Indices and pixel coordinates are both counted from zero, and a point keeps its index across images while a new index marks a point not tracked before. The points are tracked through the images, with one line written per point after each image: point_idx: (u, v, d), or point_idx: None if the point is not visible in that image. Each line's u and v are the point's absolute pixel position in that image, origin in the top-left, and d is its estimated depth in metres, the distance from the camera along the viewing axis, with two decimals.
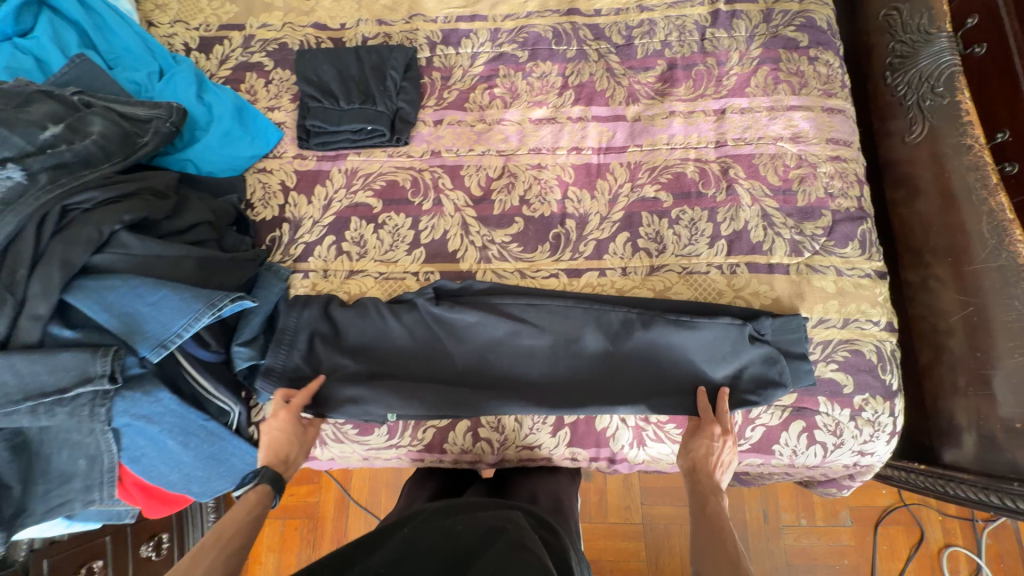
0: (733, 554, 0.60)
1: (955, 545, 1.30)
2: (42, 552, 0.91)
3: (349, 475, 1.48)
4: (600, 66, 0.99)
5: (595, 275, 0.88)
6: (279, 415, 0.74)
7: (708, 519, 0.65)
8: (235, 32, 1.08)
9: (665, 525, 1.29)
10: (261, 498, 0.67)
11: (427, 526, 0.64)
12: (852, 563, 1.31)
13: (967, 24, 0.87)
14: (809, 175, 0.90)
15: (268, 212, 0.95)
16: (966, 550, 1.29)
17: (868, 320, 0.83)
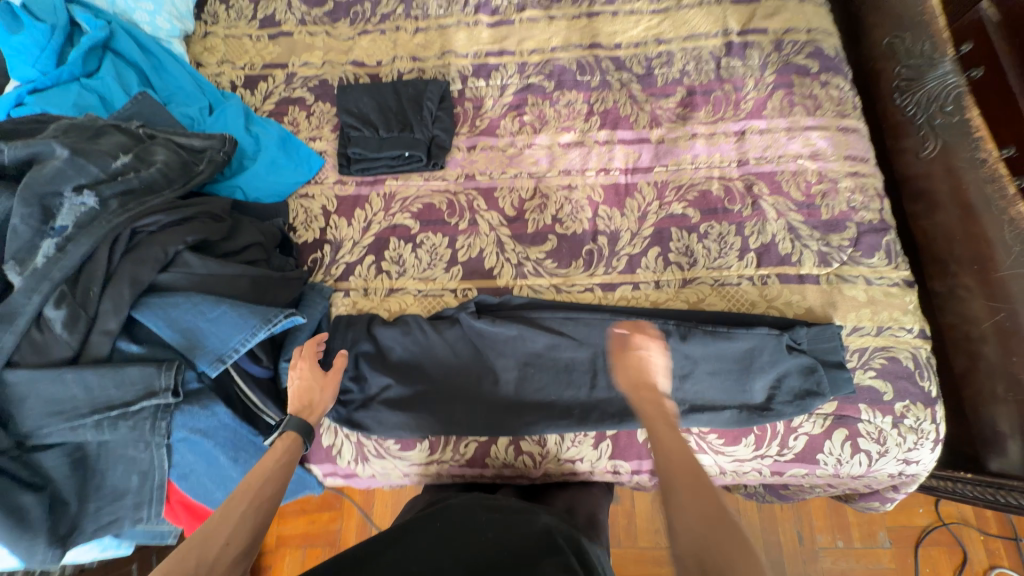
0: (697, 480, 0.57)
1: (1001, 567, 1.25)
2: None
3: (371, 501, 1.45)
4: (623, 94, 1.05)
5: (629, 289, 0.91)
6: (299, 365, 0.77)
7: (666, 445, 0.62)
8: (278, 70, 1.16)
9: None
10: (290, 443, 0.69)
11: (458, 521, 0.67)
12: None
13: (962, 50, 0.94)
14: (830, 190, 0.94)
15: (310, 234, 0.99)
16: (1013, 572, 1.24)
17: (901, 328, 0.85)
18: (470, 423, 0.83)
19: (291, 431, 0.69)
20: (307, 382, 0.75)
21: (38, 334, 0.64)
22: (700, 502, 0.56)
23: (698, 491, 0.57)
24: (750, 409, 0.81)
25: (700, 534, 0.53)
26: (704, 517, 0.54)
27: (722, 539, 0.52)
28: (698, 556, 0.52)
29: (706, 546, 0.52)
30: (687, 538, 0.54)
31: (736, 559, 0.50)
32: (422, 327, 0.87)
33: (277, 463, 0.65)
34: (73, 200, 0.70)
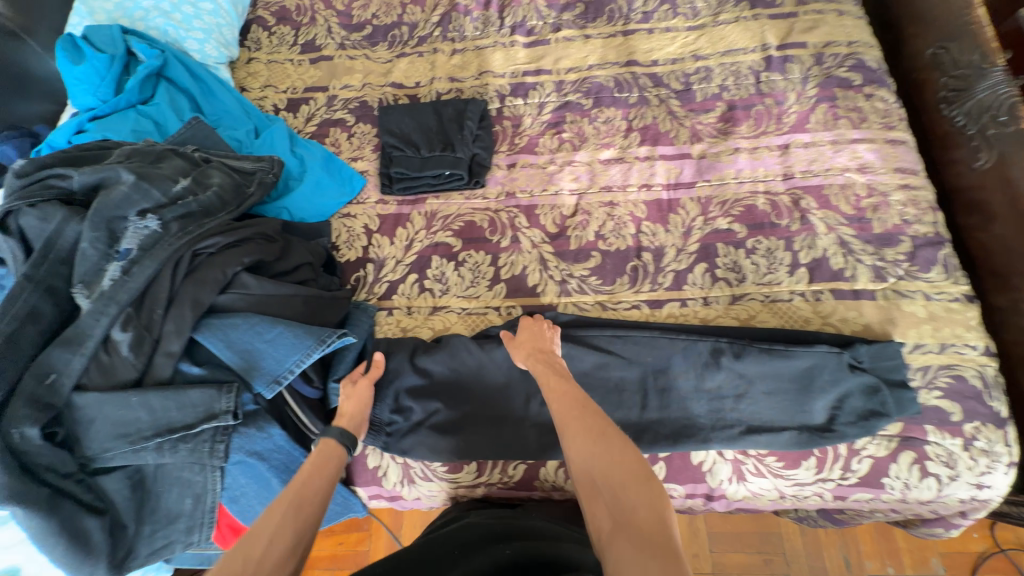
0: (581, 411, 0.65)
1: None
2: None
3: (400, 521, 1.42)
4: (662, 110, 1.06)
5: (677, 306, 0.90)
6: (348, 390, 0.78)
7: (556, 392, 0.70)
8: (319, 93, 1.19)
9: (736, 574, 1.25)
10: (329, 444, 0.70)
11: (468, 542, 0.68)
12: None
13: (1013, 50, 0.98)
14: (881, 204, 0.92)
15: (353, 253, 1.00)
16: None
17: (966, 345, 0.82)
18: (519, 447, 0.82)
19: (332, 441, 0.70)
20: (356, 402, 0.76)
21: (105, 356, 0.65)
22: (585, 428, 0.62)
23: (580, 419, 0.63)
24: (811, 430, 0.78)
25: (589, 453, 0.59)
26: (592, 437, 0.60)
27: (609, 451, 0.58)
28: (593, 472, 0.57)
29: (596, 461, 0.58)
30: (579, 459, 0.59)
31: (623, 465, 0.57)
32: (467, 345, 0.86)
33: (312, 469, 0.65)
34: (137, 224, 0.72)
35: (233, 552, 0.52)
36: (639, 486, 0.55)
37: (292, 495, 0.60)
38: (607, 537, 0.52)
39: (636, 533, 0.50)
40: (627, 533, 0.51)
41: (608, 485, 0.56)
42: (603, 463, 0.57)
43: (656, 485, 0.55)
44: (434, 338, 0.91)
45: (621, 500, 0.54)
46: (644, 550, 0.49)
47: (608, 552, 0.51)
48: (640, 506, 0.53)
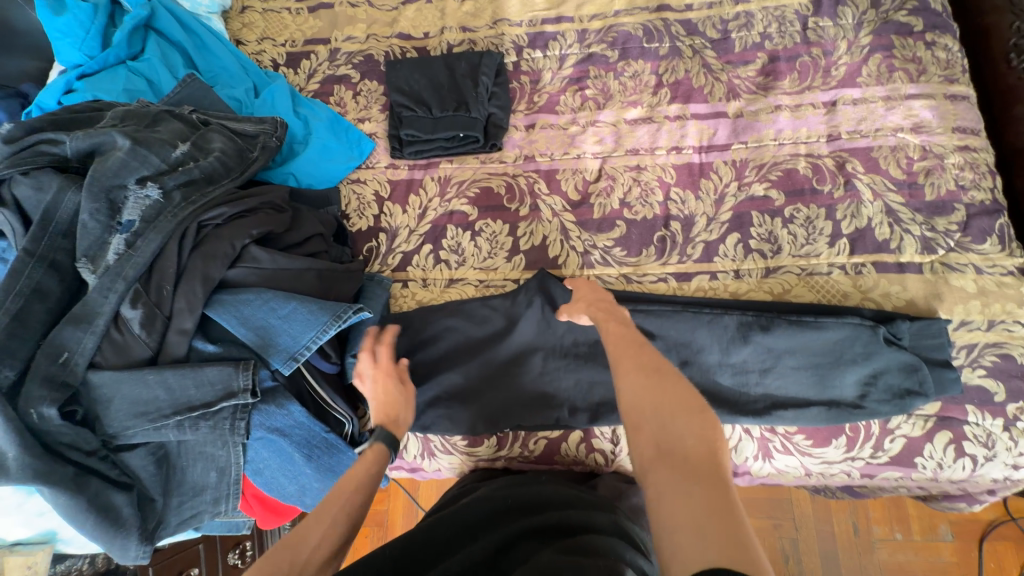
0: (637, 348, 0.61)
1: None
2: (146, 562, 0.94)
3: (416, 483, 1.47)
4: (696, 63, 0.96)
5: (706, 279, 0.85)
6: (377, 373, 0.74)
7: (612, 330, 0.66)
8: (321, 46, 1.10)
9: None
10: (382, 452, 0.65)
11: (478, 516, 0.66)
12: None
13: None
14: (935, 168, 0.84)
15: (364, 222, 0.96)
16: None
17: (1016, 322, 0.77)
18: (542, 418, 0.81)
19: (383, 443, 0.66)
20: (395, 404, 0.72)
21: (118, 334, 0.63)
22: (640, 362, 0.58)
23: (634, 354, 0.59)
24: (840, 406, 0.75)
25: (640, 383, 0.55)
26: (645, 370, 0.56)
27: (662, 384, 0.54)
28: (640, 401, 0.54)
29: (647, 392, 0.54)
30: (628, 388, 0.56)
31: (675, 396, 0.53)
32: (488, 317, 0.85)
33: (368, 475, 0.61)
34: (138, 193, 0.68)
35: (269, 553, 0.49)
36: (690, 417, 0.51)
37: (343, 501, 0.56)
38: (649, 464, 0.49)
39: (682, 462, 0.47)
40: (671, 461, 0.47)
41: (655, 413, 0.52)
42: (654, 392, 0.53)
43: (710, 420, 0.51)
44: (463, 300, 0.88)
45: (670, 428, 0.50)
46: (690, 481, 0.45)
47: (648, 477, 0.48)
48: (689, 437, 0.49)
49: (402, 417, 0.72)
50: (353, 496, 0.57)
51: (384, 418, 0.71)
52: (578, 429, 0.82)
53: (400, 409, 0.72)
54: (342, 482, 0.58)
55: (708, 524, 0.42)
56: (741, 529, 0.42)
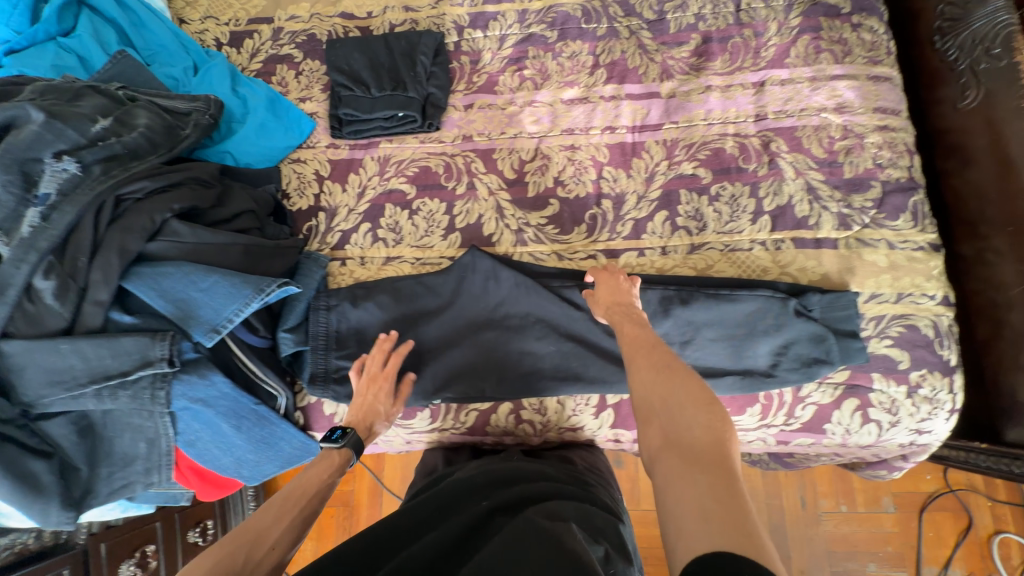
0: (650, 345, 0.61)
1: (1006, 532, 1.25)
2: (100, 536, 0.93)
3: (381, 463, 1.49)
4: (632, 43, 0.97)
5: (634, 256, 0.87)
6: (376, 378, 0.79)
7: (624, 329, 0.67)
8: (264, 25, 1.09)
9: None
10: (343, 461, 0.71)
11: (453, 494, 0.66)
12: (896, 550, 1.27)
13: None
14: (855, 146, 0.86)
15: (304, 201, 0.97)
16: (1018, 537, 1.25)
17: (923, 294, 0.80)
18: (470, 389, 0.83)
19: (347, 450, 0.72)
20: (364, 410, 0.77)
21: (30, 304, 0.64)
22: (651, 360, 0.59)
23: (645, 352, 0.60)
24: (753, 375, 0.78)
25: (650, 380, 0.56)
26: (656, 367, 0.57)
27: (672, 380, 0.55)
28: (650, 397, 0.54)
29: (656, 388, 0.55)
30: (637, 386, 0.56)
31: (682, 391, 0.53)
32: (422, 294, 0.87)
33: (320, 482, 0.67)
34: (54, 166, 0.68)
35: (226, 542, 0.54)
36: (698, 410, 0.50)
37: (299, 503, 0.63)
38: (658, 456, 0.49)
39: (689, 453, 0.48)
40: (678, 453, 0.48)
41: (665, 407, 0.52)
42: (663, 388, 0.54)
43: (720, 412, 0.50)
44: (399, 278, 0.89)
45: (678, 421, 0.51)
46: (697, 472, 0.46)
47: (658, 470, 0.49)
48: (696, 429, 0.49)
49: (376, 424, 0.77)
50: (306, 500, 0.64)
51: (357, 419, 0.76)
52: (506, 401, 0.84)
53: (378, 417, 0.78)
54: (297, 486, 0.65)
55: (713, 512, 0.42)
56: (747, 517, 0.42)
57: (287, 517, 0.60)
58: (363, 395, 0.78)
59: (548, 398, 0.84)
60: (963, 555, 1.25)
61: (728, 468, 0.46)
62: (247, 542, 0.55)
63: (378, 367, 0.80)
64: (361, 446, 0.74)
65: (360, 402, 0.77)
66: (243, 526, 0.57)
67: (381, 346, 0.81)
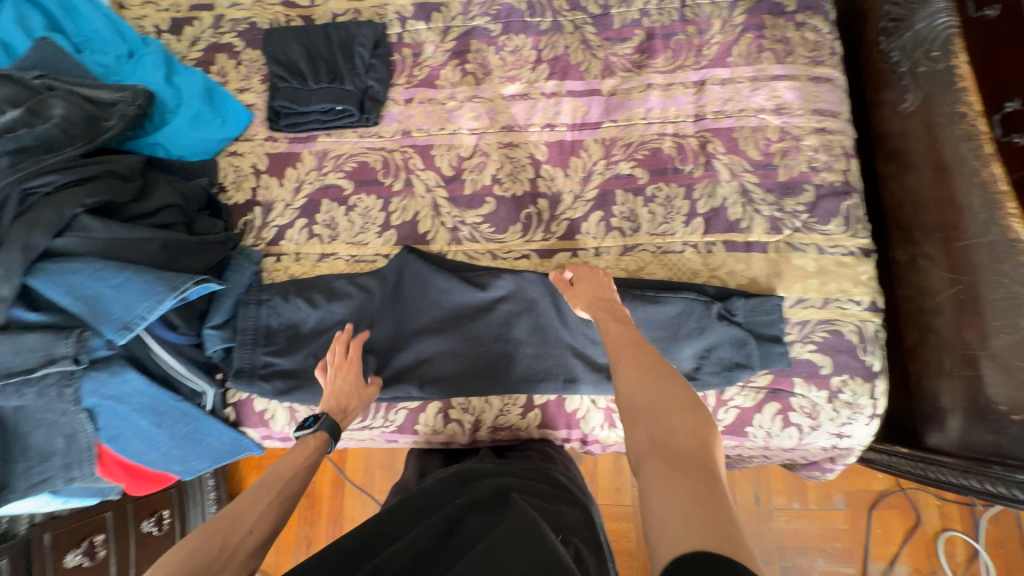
0: (633, 342, 0.58)
1: (953, 529, 1.25)
2: (44, 527, 0.93)
3: (345, 456, 1.42)
4: (576, 39, 0.96)
5: (567, 256, 0.86)
6: (341, 366, 0.77)
7: (610, 325, 0.63)
8: (206, 12, 1.07)
9: None
10: (322, 444, 0.70)
11: (422, 500, 0.64)
12: (844, 546, 1.28)
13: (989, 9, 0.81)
14: (791, 149, 0.86)
15: (240, 195, 0.95)
16: (965, 535, 1.24)
17: (850, 300, 0.80)
18: (395, 389, 0.82)
19: (323, 432, 0.70)
20: (336, 392, 0.75)
21: None
22: (637, 357, 0.56)
23: (631, 350, 0.57)
24: None
25: (636, 379, 0.53)
26: (642, 367, 0.54)
27: (659, 381, 0.52)
28: (634, 395, 0.52)
29: (640, 386, 0.52)
30: (620, 384, 0.54)
31: (669, 392, 0.50)
32: (353, 292, 0.86)
33: (301, 464, 0.65)
34: None
35: (201, 531, 0.53)
36: (684, 413, 0.48)
37: (278, 487, 0.61)
38: (644, 461, 0.46)
39: (675, 458, 0.45)
40: (665, 458, 0.45)
41: (649, 407, 0.50)
42: (650, 389, 0.51)
43: (705, 416, 0.48)
44: (332, 275, 0.88)
45: (663, 422, 0.48)
46: (684, 478, 0.43)
47: (644, 475, 0.46)
48: (682, 432, 0.47)
49: (350, 407, 0.76)
50: (286, 484, 0.62)
51: (329, 403, 0.74)
52: (434, 401, 0.84)
53: (351, 400, 0.76)
54: (276, 471, 0.63)
55: (697, 517, 0.40)
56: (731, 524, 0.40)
57: (264, 502, 0.58)
58: (332, 381, 0.76)
59: (474, 397, 0.84)
60: (909, 551, 1.26)
61: (713, 473, 0.44)
62: (223, 528, 0.54)
63: (343, 355, 0.79)
64: (337, 428, 0.72)
65: (329, 387, 0.76)
66: (219, 514, 0.56)
67: (339, 338, 0.80)
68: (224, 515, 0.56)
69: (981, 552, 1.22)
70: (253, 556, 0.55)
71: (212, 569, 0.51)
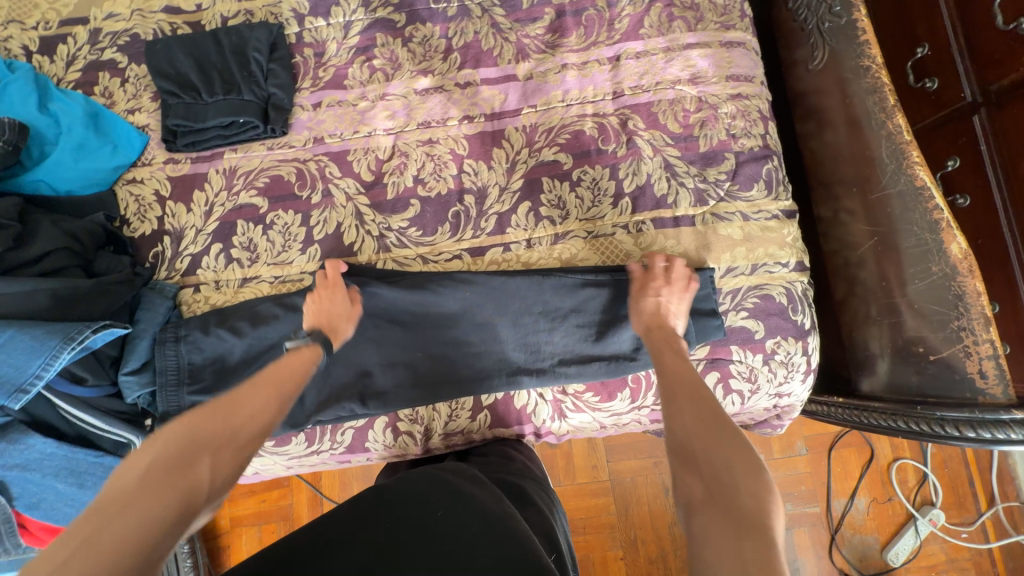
0: (696, 393, 0.60)
1: (904, 458, 1.31)
2: None
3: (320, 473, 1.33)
4: (485, 23, 0.92)
5: (499, 252, 0.84)
6: (325, 288, 0.79)
7: (670, 369, 0.66)
8: (79, 27, 0.96)
9: (631, 478, 1.31)
10: (312, 355, 0.70)
11: (404, 505, 0.62)
12: (810, 489, 1.31)
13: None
14: (709, 118, 0.85)
15: (146, 226, 0.88)
16: (913, 461, 1.30)
17: (777, 263, 0.82)
18: (338, 409, 0.80)
19: (314, 344, 0.71)
20: (320, 311, 0.76)
21: None
22: (695, 408, 0.58)
23: (693, 400, 0.59)
24: (618, 359, 0.79)
25: (694, 430, 0.55)
26: (701, 419, 0.56)
27: (720, 435, 0.53)
28: (694, 446, 0.54)
29: (701, 438, 0.54)
30: (679, 432, 0.56)
31: (733, 450, 0.51)
32: (280, 316, 0.81)
33: (295, 371, 0.67)
34: None
35: (202, 412, 0.56)
36: (746, 473, 0.49)
37: (279, 386, 0.63)
38: (698, 509, 0.48)
39: (733, 512, 0.46)
40: (719, 509, 0.46)
41: (709, 460, 0.51)
42: (708, 442, 0.53)
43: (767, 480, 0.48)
44: (256, 299, 0.84)
45: (724, 477, 0.49)
46: (738, 530, 0.44)
47: (696, 523, 0.47)
48: (744, 491, 0.47)
49: (340, 326, 0.76)
50: (285, 382, 0.64)
51: (319, 322, 0.75)
52: (381, 416, 0.82)
53: (342, 321, 0.77)
54: (276, 371, 0.65)
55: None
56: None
57: (264, 395, 0.61)
58: (318, 303, 0.77)
59: (421, 406, 0.82)
60: (867, 485, 1.30)
61: (774, 533, 0.44)
62: (227, 410, 0.57)
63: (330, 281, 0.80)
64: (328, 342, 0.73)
65: (315, 308, 0.76)
66: (219, 399, 0.59)
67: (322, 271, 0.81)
68: (229, 399, 0.59)
69: (929, 475, 1.29)
70: (255, 438, 0.57)
71: (213, 445, 0.53)
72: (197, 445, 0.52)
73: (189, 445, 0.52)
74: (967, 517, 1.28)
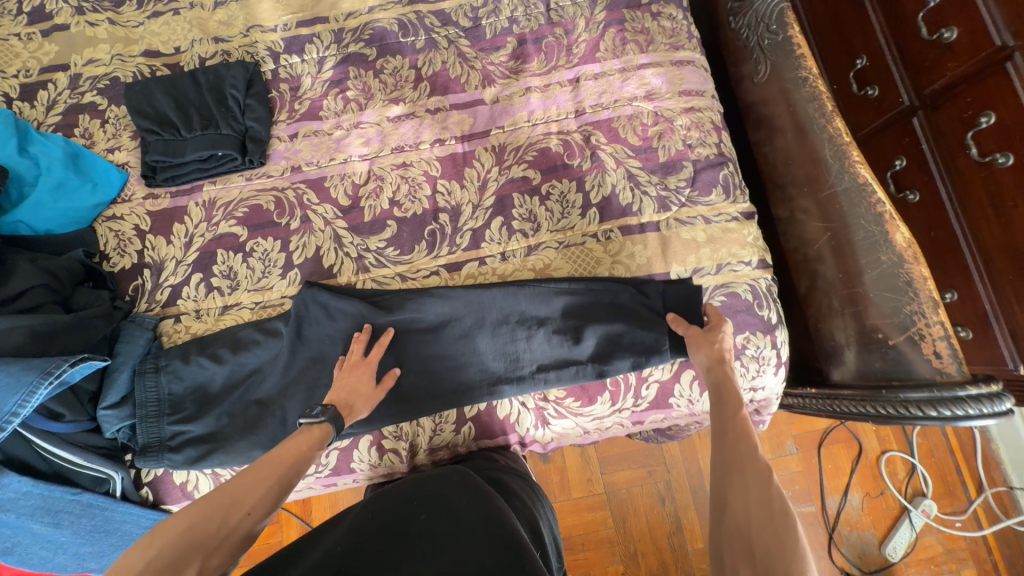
0: (759, 465, 0.54)
1: (891, 450, 1.33)
2: None
3: (309, 507, 1.30)
4: (451, 53, 0.98)
5: (475, 266, 0.87)
6: (357, 365, 0.77)
7: (733, 426, 0.59)
8: (60, 73, 0.99)
9: (626, 489, 1.31)
10: (321, 435, 0.67)
11: (389, 509, 0.64)
12: (804, 488, 1.32)
13: (946, 37, 0.86)
14: (666, 130, 0.91)
15: (126, 260, 0.89)
16: (901, 453, 1.33)
17: (739, 262, 0.86)
18: None
19: (327, 424, 0.68)
20: (347, 391, 0.74)
21: None
22: (759, 486, 0.52)
23: (755, 475, 0.53)
24: (594, 363, 0.81)
25: (752, 514, 0.50)
26: (765, 505, 0.50)
27: (780, 532, 0.47)
28: (747, 536, 0.49)
29: (757, 529, 0.49)
30: (733, 511, 0.51)
31: (791, 558, 0.46)
32: (260, 340, 0.82)
33: (299, 454, 0.64)
34: None
35: (202, 505, 0.54)
36: None
37: (275, 474, 0.60)
38: None
39: None
40: None
41: (763, 555, 0.47)
42: (769, 536, 0.48)
43: None
44: (236, 326, 0.84)
45: None
46: None
47: None
48: None
49: (359, 405, 0.74)
50: (286, 471, 0.62)
51: (339, 398, 0.73)
52: (365, 434, 0.83)
53: (359, 400, 0.74)
54: (279, 456, 0.63)
55: None
56: None
57: (263, 487, 0.58)
58: (345, 378, 0.75)
59: (405, 422, 0.83)
60: (858, 480, 1.31)
61: None
62: (221, 508, 0.54)
63: (360, 354, 0.78)
64: (341, 420, 0.70)
65: (342, 382, 0.75)
66: (219, 490, 0.56)
67: (358, 338, 0.79)
68: (222, 493, 0.56)
69: (917, 465, 1.31)
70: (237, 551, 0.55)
71: (208, 546, 0.52)
72: (190, 546, 0.51)
73: (178, 553, 0.50)
74: (958, 506, 1.29)
